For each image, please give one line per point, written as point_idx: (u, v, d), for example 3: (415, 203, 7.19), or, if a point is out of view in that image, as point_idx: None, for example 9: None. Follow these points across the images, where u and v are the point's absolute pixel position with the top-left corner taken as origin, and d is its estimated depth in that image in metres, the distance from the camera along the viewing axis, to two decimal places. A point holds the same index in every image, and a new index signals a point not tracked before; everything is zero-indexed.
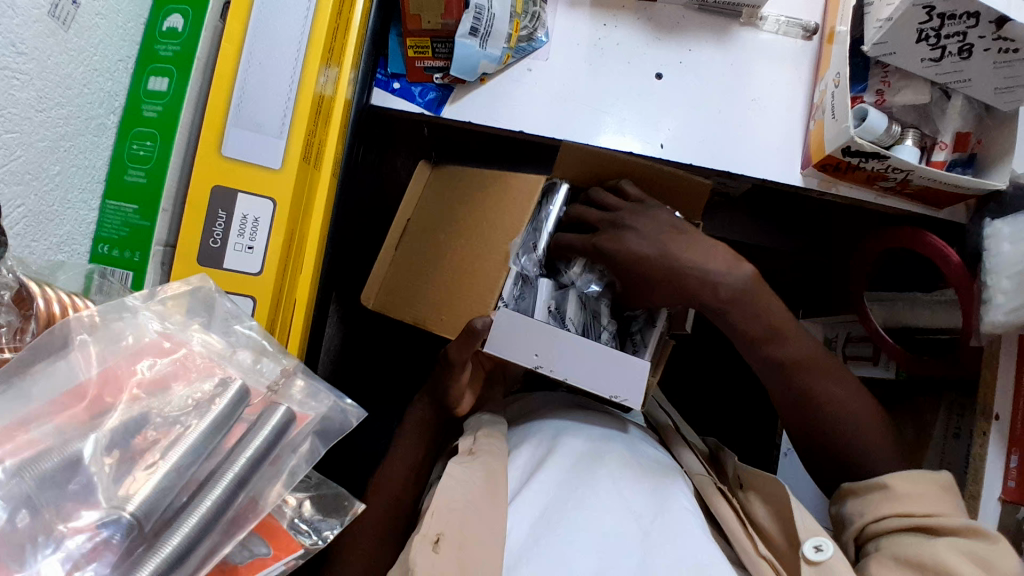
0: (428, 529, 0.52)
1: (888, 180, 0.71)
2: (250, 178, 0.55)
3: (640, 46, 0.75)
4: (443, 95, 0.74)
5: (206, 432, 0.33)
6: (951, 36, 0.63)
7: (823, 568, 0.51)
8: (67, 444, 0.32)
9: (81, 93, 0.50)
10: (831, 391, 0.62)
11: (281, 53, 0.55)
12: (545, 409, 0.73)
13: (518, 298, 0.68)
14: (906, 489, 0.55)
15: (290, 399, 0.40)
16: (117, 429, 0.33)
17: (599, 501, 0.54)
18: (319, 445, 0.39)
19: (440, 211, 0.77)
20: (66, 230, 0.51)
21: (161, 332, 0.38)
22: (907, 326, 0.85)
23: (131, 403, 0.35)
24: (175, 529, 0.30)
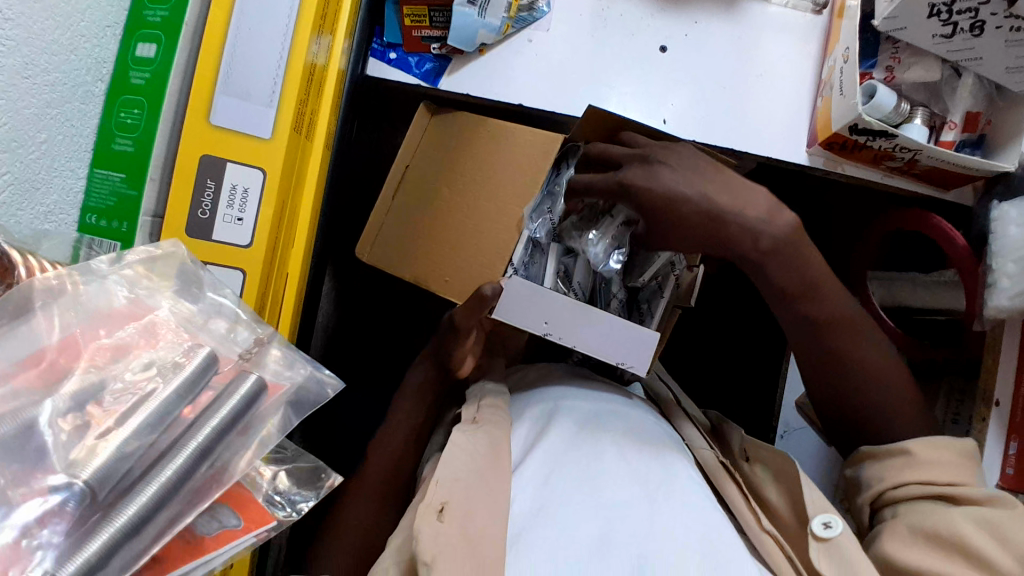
0: (432, 500, 0.52)
1: (896, 159, 0.70)
2: (240, 147, 0.53)
3: (644, 18, 0.73)
4: (440, 66, 0.72)
5: (170, 399, 0.32)
6: (963, 12, 0.61)
7: (832, 544, 0.51)
8: (21, 412, 0.31)
9: (68, 59, 0.49)
10: (858, 348, 0.61)
11: (272, 19, 0.54)
12: (546, 380, 0.73)
13: (528, 264, 0.70)
14: (928, 456, 0.55)
15: (264, 367, 0.39)
16: (76, 395, 0.32)
17: (605, 465, 0.55)
18: (292, 416, 0.38)
19: (432, 172, 0.75)
20: (53, 199, 0.50)
21: (130, 298, 0.38)
22: (905, 307, 0.83)
23: (88, 369, 0.33)
24: (132, 499, 0.29)
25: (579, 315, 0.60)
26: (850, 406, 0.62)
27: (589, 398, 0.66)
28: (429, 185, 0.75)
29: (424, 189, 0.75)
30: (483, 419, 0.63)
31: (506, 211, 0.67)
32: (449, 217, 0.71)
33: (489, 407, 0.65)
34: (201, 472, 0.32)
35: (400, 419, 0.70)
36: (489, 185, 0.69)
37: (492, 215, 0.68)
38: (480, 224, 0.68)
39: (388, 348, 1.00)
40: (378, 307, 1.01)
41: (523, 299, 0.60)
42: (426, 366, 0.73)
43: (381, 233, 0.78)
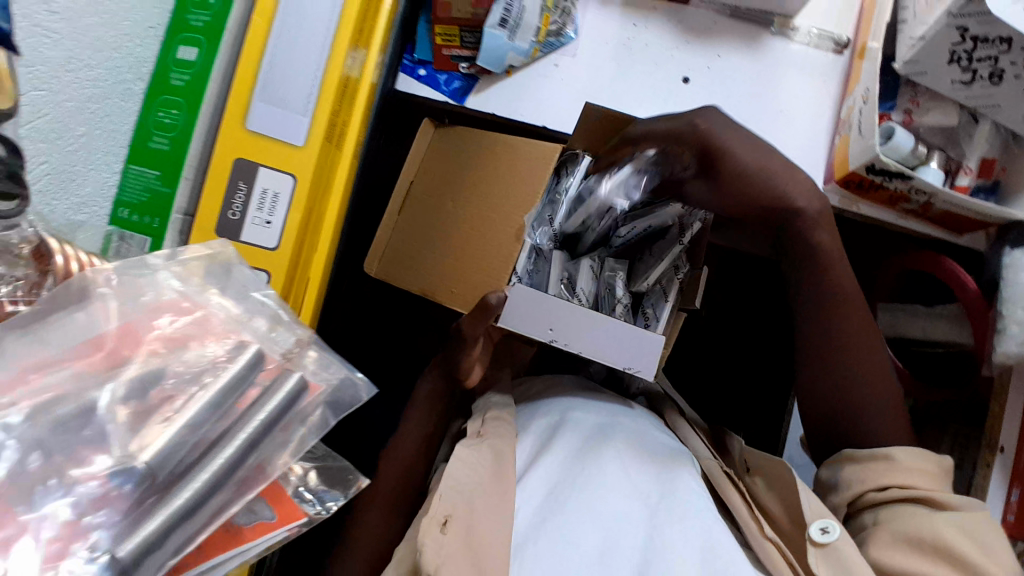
0: (436, 512, 0.53)
1: (910, 202, 0.71)
2: (274, 152, 0.55)
3: (669, 49, 0.75)
4: (468, 85, 0.73)
5: (220, 394, 0.32)
6: (982, 60, 0.62)
7: (829, 550, 0.54)
8: (84, 392, 0.32)
9: (110, 56, 0.50)
10: (859, 344, 0.65)
11: (312, 29, 0.55)
12: (550, 392, 0.75)
13: (531, 272, 0.68)
14: (907, 462, 0.59)
15: (302, 367, 0.39)
16: (135, 381, 0.33)
17: (605, 479, 0.55)
18: (330, 416, 0.39)
19: (444, 185, 0.77)
20: (87, 191, 0.51)
21: (180, 292, 0.38)
22: (904, 338, 0.85)
23: (149, 356, 0.34)
24: (187, 483, 0.30)
25: (584, 319, 0.60)
26: (844, 402, 0.64)
27: (593, 409, 0.67)
28: (440, 197, 0.77)
29: (434, 201, 0.77)
30: (487, 432, 0.63)
31: (507, 219, 0.66)
32: (457, 225, 0.71)
33: (494, 420, 0.65)
34: (246, 466, 0.33)
35: (409, 427, 0.71)
36: (492, 195, 0.69)
37: (493, 223, 0.67)
38: (481, 229, 0.68)
39: (400, 356, 1.01)
40: (393, 317, 1.02)
41: (527, 304, 0.60)
42: (433, 377, 0.74)
43: (394, 246, 0.80)
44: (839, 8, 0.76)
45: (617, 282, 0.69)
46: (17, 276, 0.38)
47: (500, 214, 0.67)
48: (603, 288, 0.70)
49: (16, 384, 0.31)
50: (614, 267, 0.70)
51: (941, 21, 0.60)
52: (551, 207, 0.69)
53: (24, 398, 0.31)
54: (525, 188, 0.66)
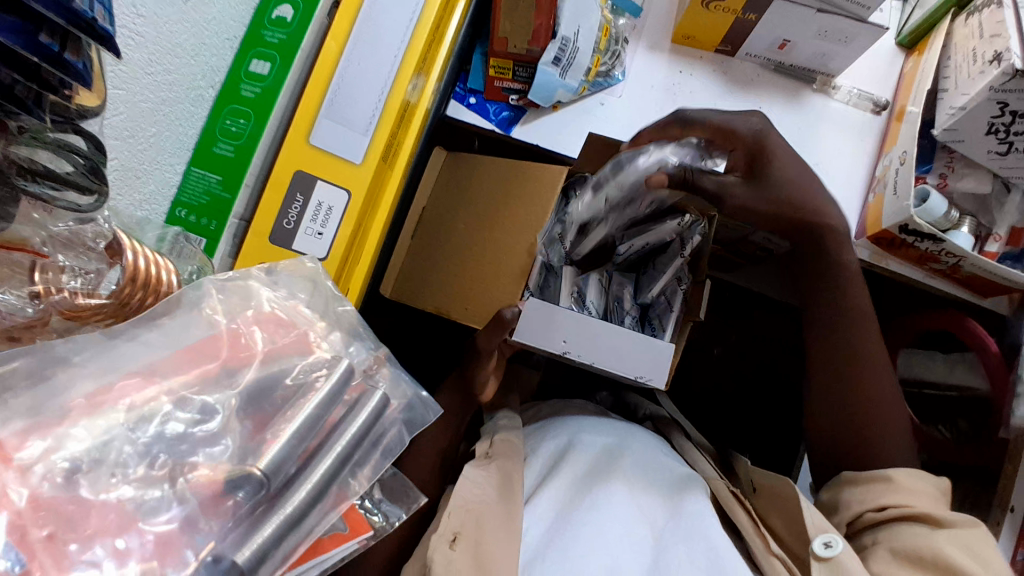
0: (445, 528, 0.56)
1: (940, 263, 0.72)
2: (332, 168, 0.57)
3: (713, 97, 0.77)
4: (516, 115, 0.76)
5: (320, 404, 0.35)
6: (1020, 134, 0.64)
7: (833, 564, 0.53)
8: (205, 395, 0.36)
9: (188, 63, 0.52)
10: (876, 370, 0.65)
11: (382, 54, 0.58)
12: (565, 413, 0.76)
13: (543, 287, 0.72)
14: (908, 483, 0.58)
15: (381, 384, 0.41)
16: (253, 387, 0.37)
17: (614, 502, 0.57)
18: (404, 434, 0.41)
19: (459, 205, 0.79)
20: (150, 189, 0.52)
21: (273, 302, 0.41)
22: (918, 380, 0.88)
23: (264, 363, 0.38)
24: (292, 495, 0.32)
25: (595, 330, 0.61)
26: (864, 423, 0.64)
27: (604, 434, 0.68)
28: (454, 218, 0.78)
29: (447, 223, 0.79)
30: (495, 454, 0.65)
31: (519, 238, 0.68)
32: (470, 244, 0.74)
33: (502, 443, 0.66)
34: (337, 481, 0.35)
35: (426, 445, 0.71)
36: (507, 216, 0.71)
37: (509, 246, 0.68)
38: (498, 248, 0.70)
39: (418, 370, 1.02)
40: (412, 335, 1.03)
41: (538, 317, 0.61)
42: (450, 392, 0.76)
43: (409, 264, 0.82)
44: (879, 71, 0.78)
45: (624, 295, 0.74)
46: (86, 268, 0.39)
47: (515, 235, 0.69)
48: (612, 301, 0.75)
49: (141, 386, 0.34)
50: (620, 285, 0.75)
51: (981, 94, 0.62)
52: (561, 227, 0.73)
53: (138, 400, 0.34)
54: (539, 207, 0.68)
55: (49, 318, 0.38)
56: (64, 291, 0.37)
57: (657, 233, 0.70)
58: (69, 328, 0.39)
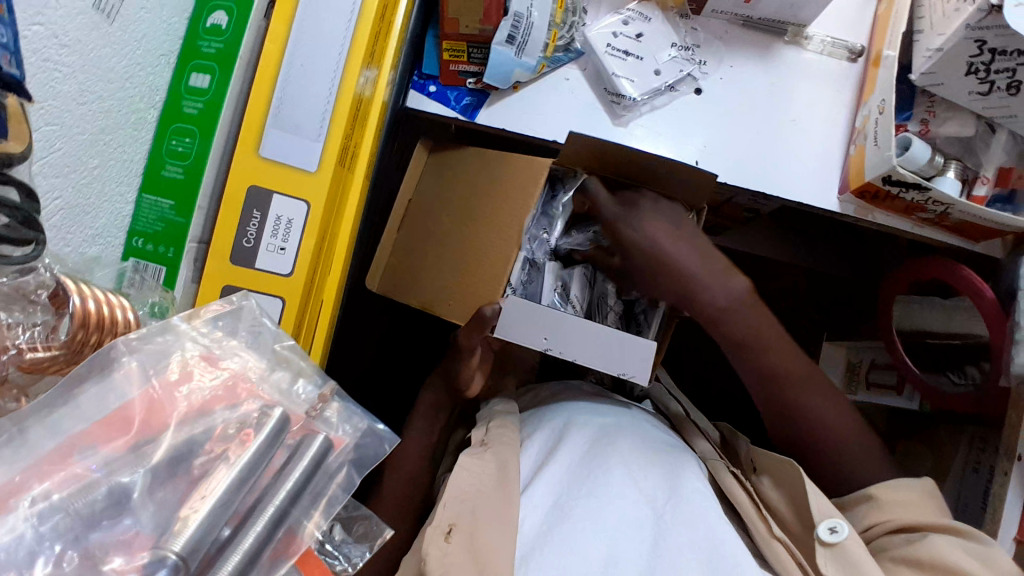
0: (440, 520, 0.55)
1: (927, 211, 0.70)
2: (287, 180, 0.55)
3: (667, 46, 0.73)
4: (478, 100, 0.73)
5: (252, 461, 0.31)
6: (1000, 71, 0.61)
7: (839, 549, 0.55)
8: (114, 475, 0.31)
9: (122, 86, 0.50)
10: (805, 384, 0.69)
11: (326, 53, 0.55)
12: (559, 397, 0.76)
13: (526, 283, 0.73)
14: (889, 497, 0.60)
15: (327, 425, 0.38)
16: (165, 461, 0.32)
17: (613, 487, 0.57)
18: (354, 474, 0.38)
19: (443, 196, 0.77)
20: (101, 223, 0.51)
21: (201, 352, 0.37)
22: (921, 332, 0.87)
23: (179, 426, 0.33)
24: (218, 568, 0.29)
25: (576, 327, 0.62)
26: (799, 440, 0.69)
27: (598, 417, 0.67)
28: (437, 208, 0.77)
29: (430, 211, 0.78)
30: (491, 441, 0.65)
31: (506, 234, 0.67)
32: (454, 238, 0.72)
33: (497, 429, 0.67)
34: (275, 540, 0.32)
35: (414, 438, 0.73)
36: (493, 209, 0.70)
37: (496, 242, 0.67)
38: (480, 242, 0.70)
39: (406, 365, 1.01)
40: (403, 331, 1.03)
41: (522, 317, 0.63)
42: (435, 389, 0.77)
43: (393, 253, 0.80)
44: (851, 16, 0.75)
45: (608, 294, 0.77)
46: (35, 322, 0.36)
47: (496, 230, 0.68)
48: (596, 296, 0.77)
49: (51, 471, 0.30)
50: (606, 285, 0.77)
51: (958, 33, 0.59)
52: (546, 219, 0.75)
53: (54, 489, 0.30)
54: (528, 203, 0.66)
55: (6, 371, 0.35)
56: (17, 346, 0.35)
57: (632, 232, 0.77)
58: (31, 380, 0.37)
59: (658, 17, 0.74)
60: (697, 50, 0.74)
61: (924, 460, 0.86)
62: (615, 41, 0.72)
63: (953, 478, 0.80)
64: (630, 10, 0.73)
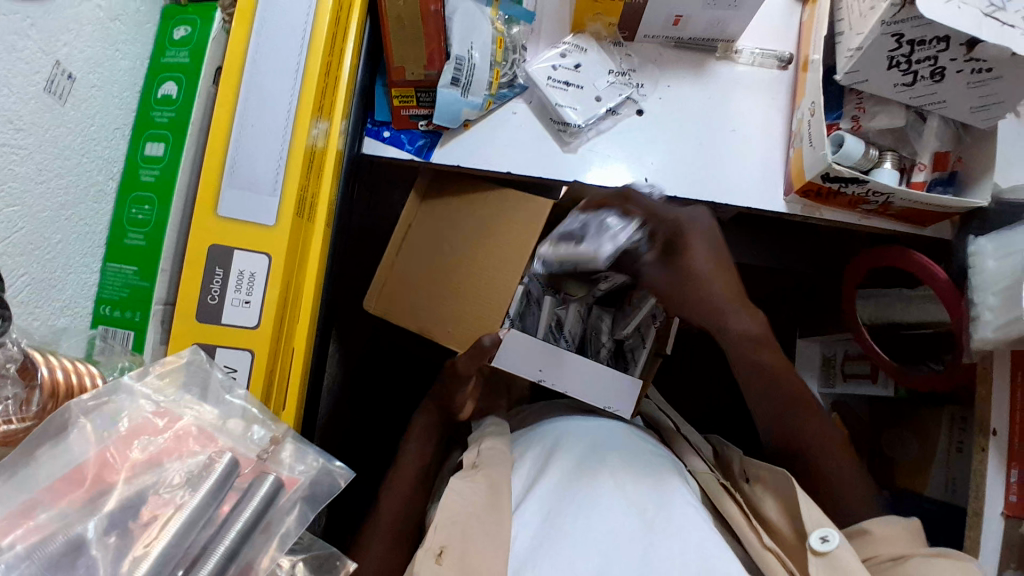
0: (432, 542, 0.57)
1: (870, 203, 0.73)
2: (248, 236, 0.57)
3: (604, 75, 0.76)
4: (431, 140, 0.76)
5: (203, 500, 0.32)
6: (922, 61, 0.65)
7: (830, 558, 0.54)
8: (69, 527, 0.32)
9: (79, 162, 0.52)
10: (803, 412, 0.69)
11: (273, 112, 0.57)
12: (548, 415, 0.78)
13: (521, 316, 0.81)
14: (880, 530, 0.59)
15: (279, 466, 0.39)
16: (116, 510, 0.33)
17: (602, 503, 0.57)
18: (308, 511, 0.39)
19: (451, 233, 0.78)
20: (68, 295, 0.53)
21: (155, 411, 0.38)
22: (892, 323, 0.88)
23: (128, 480, 0.34)
24: None
25: (568, 362, 0.68)
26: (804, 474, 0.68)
27: (586, 428, 0.69)
28: (446, 245, 0.77)
29: (437, 244, 0.78)
30: (483, 462, 0.67)
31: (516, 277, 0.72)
32: (466, 275, 0.75)
33: (489, 451, 0.68)
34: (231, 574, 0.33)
35: (408, 461, 0.74)
36: (506, 256, 0.74)
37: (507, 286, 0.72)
38: (490, 288, 0.73)
39: (394, 400, 1.02)
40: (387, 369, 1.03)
41: (517, 348, 0.68)
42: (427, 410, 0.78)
43: (396, 280, 0.79)
44: (778, 28, 0.79)
45: (602, 329, 0.81)
46: (5, 395, 0.35)
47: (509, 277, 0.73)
48: (590, 330, 0.82)
49: (10, 528, 0.31)
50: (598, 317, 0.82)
51: (875, 30, 0.62)
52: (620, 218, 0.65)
53: (17, 541, 0.30)
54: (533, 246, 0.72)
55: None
56: None
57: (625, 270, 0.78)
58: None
59: (594, 47, 0.77)
60: (633, 75, 0.78)
61: (910, 445, 0.87)
62: (555, 73, 0.76)
63: (939, 458, 0.82)
64: (567, 43, 0.77)
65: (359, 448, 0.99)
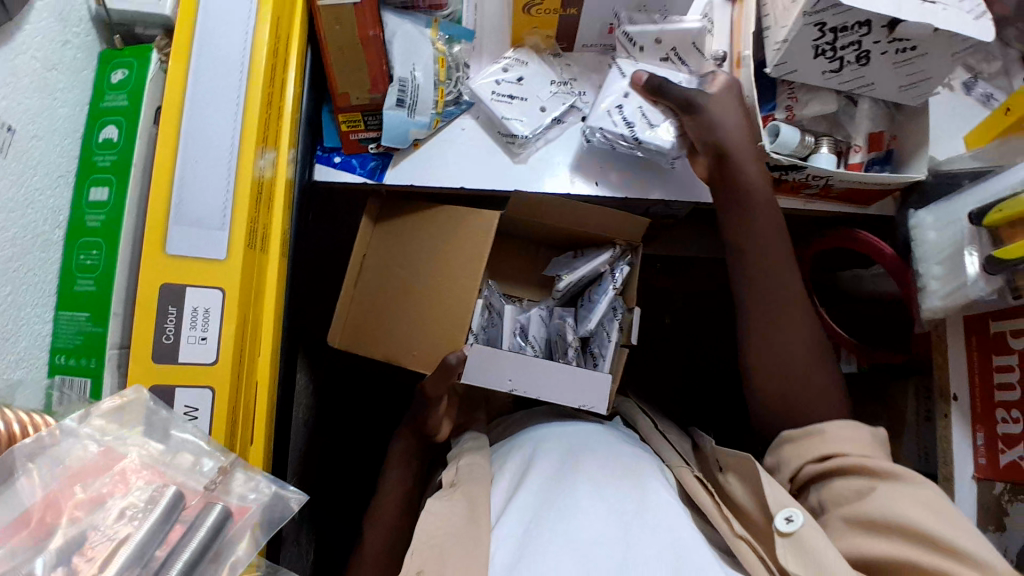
0: (410, 569, 0.57)
1: (811, 187, 0.76)
2: (200, 273, 0.57)
3: (547, 85, 0.78)
4: (382, 161, 0.77)
5: (153, 526, 0.33)
6: (847, 46, 0.67)
7: (795, 538, 0.55)
8: (17, 566, 0.32)
9: (24, 214, 0.52)
10: (790, 340, 0.68)
11: (216, 147, 0.58)
12: (527, 424, 0.78)
13: (486, 327, 0.82)
14: (838, 434, 0.62)
15: (230, 492, 0.40)
16: (62, 547, 0.33)
17: (580, 510, 0.57)
18: (261, 535, 0.39)
19: (400, 258, 0.79)
20: (22, 346, 0.52)
21: (101, 448, 0.38)
22: (844, 295, 0.94)
23: (71, 522, 0.34)
24: None
25: (535, 368, 0.69)
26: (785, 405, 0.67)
27: (561, 433, 0.71)
28: (396, 270, 0.78)
29: (387, 270, 0.79)
30: (460, 480, 0.67)
31: (468, 286, 0.72)
32: (421, 294, 0.76)
33: (466, 468, 0.69)
34: None
35: (390, 488, 0.74)
36: (456, 268, 0.74)
37: (460, 297, 0.72)
38: (445, 304, 0.74)
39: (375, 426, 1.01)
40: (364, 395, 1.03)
41: (484, 363, 0.69)
42: (405, 437, 0.77)
43: (355, 310, 0.81)
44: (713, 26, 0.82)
45: (565, 330, 0.82)
46: None
47: (459, 288, 0.73)
48: (554, 334, 0.84)
49: None
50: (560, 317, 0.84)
51: (798, 22, 0.65)
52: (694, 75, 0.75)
53: None
54: (478, 255, 0.73)
55: None
56: None
57: (590, 266, 0.82)
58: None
59: (534, 60, 0.79)
60: (574, 84, 0.80)
61: (881, 420, 0.89)
62: (499, 87, 0.77)
63: (909, 429, 0.84)
64: (507, 58, 0.79)
65: (344, 477, 0.99)
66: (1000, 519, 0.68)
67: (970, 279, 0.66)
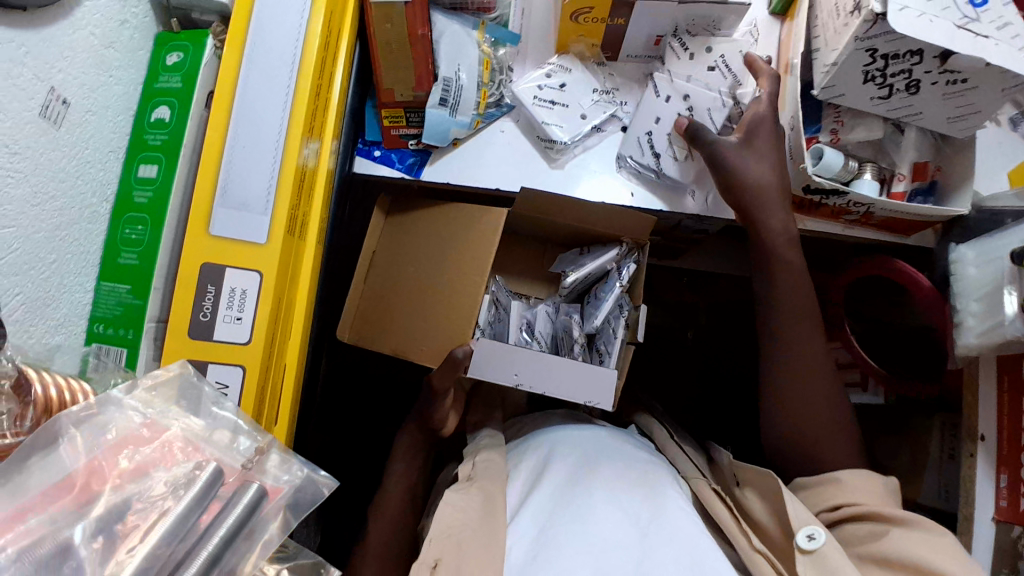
0: (426, 556, 0.58)
1: (852, 213, 0.75)
2: (238, 254, 0.58)
3: (588, 92, 0.79)
4: (421, 158, 0.78)
5: (188, 507, 0.33)
6: (897, 74, 0.66)
7: (817, 557, 0.54)
8: (59, 530, 0.32)
9: (74, 185, 0.54)
10: (814, 369, 0.68)
11: (265, 133, 0.59)
12: (542, 425, 0.78)
13: (493, 323, 0.84)
14: (854, 484, 0.61)
15: (265, 473, 0.41)
16: (103, 516, 0.33)
17: (599, 514, 0.57)
18: (292, 517, 0.40)
19: (410, 253, 0.80)
20: (63, 313, 0.54)
21: (143, 421, 0.39)
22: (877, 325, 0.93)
23: (115, 490, 0.35)
24: None
25: (540, 364, 0.68)
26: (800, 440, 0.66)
27: (575, 436, 0.70)
28: (410, 265, 0.79)
29: (398, 265, 0.81)
30: (476, 475, 0.67)
31: (474, 283, 0.71)
32: (434, 289, 0.75)
33: (483, 463, 0.69)
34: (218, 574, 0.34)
35: (395, 480, 0.74)
36: (464, 264, 0.73)
37: (467, 293, 0.71)
38: (453, 302, 0.73)
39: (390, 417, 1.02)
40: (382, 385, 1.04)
41: (491, 356, 0.68)
42: (411, 430, 0.78)
43: (365, 302, 0.83)
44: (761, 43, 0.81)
45: (571, 326, 0.82)
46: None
47: (465, 284, 0.72)
48: (561, 330, 0.83)
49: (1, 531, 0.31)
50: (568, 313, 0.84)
51: (849, 46, 0.64)
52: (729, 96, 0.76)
53: (7, 543, 0.31)
54: (484, 252, 0.72)
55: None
56: None
57: (598, 263, 0.81)
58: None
59: (578, 67, 0.79)
60: (616, 93, 0.80)
61: (904, 453, 0.87)
62: (541, 93, 0.77)
63: (931, 465, 0.82)
64: (551, 64, 0.79)
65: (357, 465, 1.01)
66: (1014, 562, 0.66)
67: (1008, 318, 0.64)
